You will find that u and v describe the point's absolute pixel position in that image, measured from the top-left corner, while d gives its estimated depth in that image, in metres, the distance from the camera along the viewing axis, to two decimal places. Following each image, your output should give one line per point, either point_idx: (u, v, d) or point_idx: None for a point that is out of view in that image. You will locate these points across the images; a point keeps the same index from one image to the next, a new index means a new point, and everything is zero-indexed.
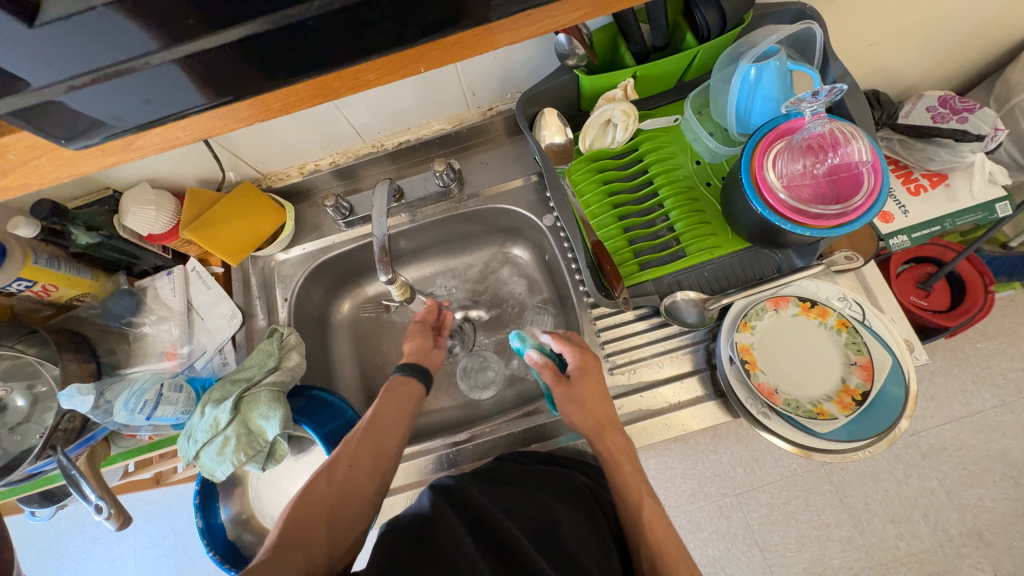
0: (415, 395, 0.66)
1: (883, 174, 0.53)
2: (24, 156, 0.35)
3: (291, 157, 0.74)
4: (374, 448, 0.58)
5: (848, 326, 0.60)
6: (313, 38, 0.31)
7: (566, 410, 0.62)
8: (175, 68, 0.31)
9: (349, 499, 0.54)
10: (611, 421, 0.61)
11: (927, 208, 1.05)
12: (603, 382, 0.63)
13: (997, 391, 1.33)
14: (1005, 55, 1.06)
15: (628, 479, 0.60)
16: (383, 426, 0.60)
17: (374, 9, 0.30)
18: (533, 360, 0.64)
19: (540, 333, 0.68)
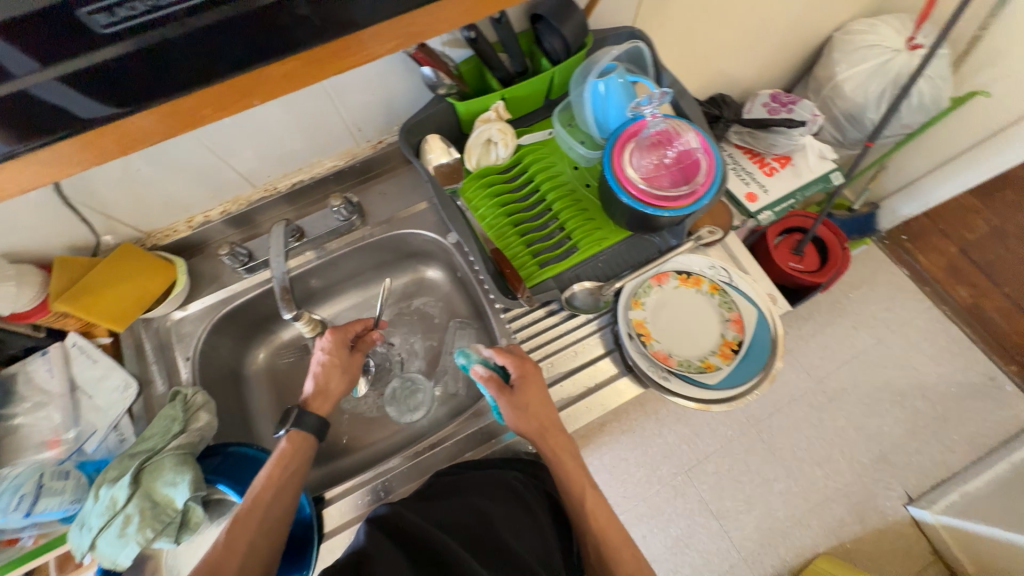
0: (303, 456, 0.61)
1: (713, 154, 0.64)
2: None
3: (176, 212, 0.72)
4: (260, 532, 0.53)
5: (719, 289, 0.69)
6: (156, 67, 0.34)
7: (513, 418, 0.64)
8: (5, 105, 0.33)
9: None
10: (553, 424, 0.64)
11: (781, 185, 1.24)
12: (545, 387, 0.66)
13: (872, 331, 1.56)
14: (811, 56, 1.30)
15: (565, 472, 0.63)
16: (259, 524, 0.54)
17: (173, 46, 0.34)
18: (479, 374, 0.65)
19: (483, 348, 0.69)
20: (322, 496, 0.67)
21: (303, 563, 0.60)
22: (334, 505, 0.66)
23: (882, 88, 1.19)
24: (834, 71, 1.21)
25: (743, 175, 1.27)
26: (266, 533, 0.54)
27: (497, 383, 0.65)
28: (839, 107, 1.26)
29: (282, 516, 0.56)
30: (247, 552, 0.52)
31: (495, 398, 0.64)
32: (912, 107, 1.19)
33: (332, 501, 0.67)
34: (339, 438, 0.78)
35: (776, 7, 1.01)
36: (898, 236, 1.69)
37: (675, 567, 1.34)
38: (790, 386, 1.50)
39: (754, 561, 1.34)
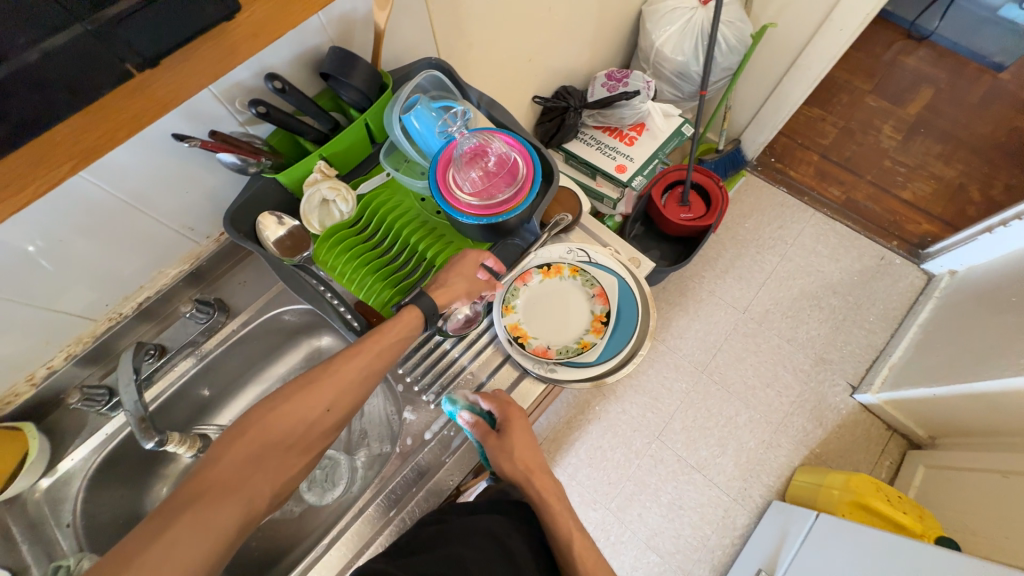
0: (410, 327, 0.59)
1: (526, 149, 0.68)
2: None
3: (8, 375, 0.65)
4: (345, 385, 0.54)
5: (580, 269, 0.73)
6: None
7: (499, 462, 0.65)
8: None
9: (302, 434, 0.51)
10: (538, 465, 0.68)
11: (643, 151, 1.34)
12: (529, 432, 0.68)
13: (775, 250, 1.68)
14: (631, 31, 1.41)
15: (551, 514, 0.65)
16: (363, 367, 0.55)
17: None
18: (464, 422, 0.64)
19: (468, 392, 0.68)
20: None
21: None
22: None
23: (693, 43, 1.31)
24: (651, 38, 1.32)
25: (607, 152, 1.35)
26: (366, 375, 0.56)
27: (483, 429, 0.66)
28: (668, 68, 1.36)
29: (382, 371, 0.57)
30: (317, 417, 0.52)
31: (483, 444, 0.64)
32: (724, 51, 1.32)
33: None
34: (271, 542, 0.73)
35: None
36: (768, 159, 1.84)
37: (677, 532, 1.35)
38: (722, 323, 1.59)
39: (744, 497, 1.38)
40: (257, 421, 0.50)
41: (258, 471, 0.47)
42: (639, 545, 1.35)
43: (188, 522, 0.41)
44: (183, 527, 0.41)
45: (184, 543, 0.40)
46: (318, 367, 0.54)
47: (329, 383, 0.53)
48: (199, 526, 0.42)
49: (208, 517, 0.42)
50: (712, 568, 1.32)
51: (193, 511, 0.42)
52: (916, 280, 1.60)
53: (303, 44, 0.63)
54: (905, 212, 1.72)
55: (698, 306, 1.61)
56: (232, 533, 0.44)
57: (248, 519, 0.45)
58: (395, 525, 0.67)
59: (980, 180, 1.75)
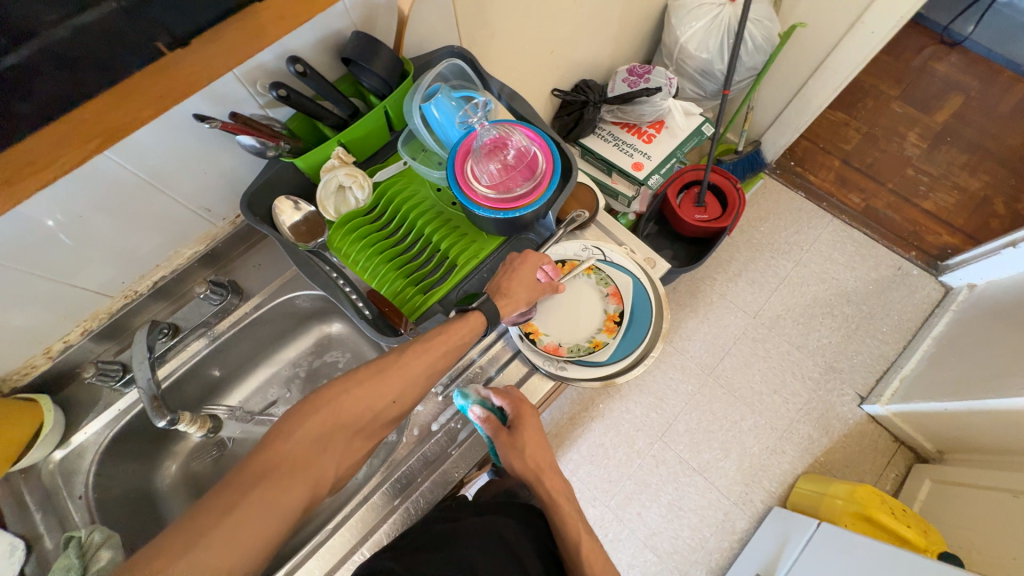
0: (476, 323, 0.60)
1: (548, 144, 0.67)
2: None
3: (25, 347, 0.65)
4: (409, 375, 0.55)
5: (594, 267, 0.71)
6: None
7: (509, 460, 0.66)
8: None
9: (367, 419, 0.52)
10: (548, 464, 0.68)
11: (661, 149, 1.32)
12: (539, 429, 0.68)
13: (790, 256, 1.65)
14: (655, 25, 1.38)
15: (560, 513, 0.68)
16: (428, 365, 0.57)
17: None
18: (476, 417, 0.65)
19: (481, 388, 0.69)
20: None
21: None
22: None
23: (719, 40, 1.27)
24: (675, 34, 1.29)
25: (625, 149, 1.33)
26: (429, 373, 0.57)
27: (494, 424, 0.67)
28: (691, 65, 1.34)
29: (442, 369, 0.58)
30: (383, 404, 0.54)
31: (495, 439, 0.65)
32: (750, 50, 1.29)
33: None
34: None
35: None
36: (787, 163, 1.81)
37: (676, 533, 1.35)
38: (732, 327, 1.57)
39: (745, 502, 1.38)
40: (329, 400, 0.51)
41: (326, 452, 0.48)
42: (637, 543, 1.35)
43: (256, 500, 0.42)
44: (257, 500, 0.43)
45: (246, 525, 0.41)
46: (388, 358, 0.56)
47: (396, 376, 0.54)
48: (271, 501, 0.43)
49: (274, 498, 0.43)
50: (709, 571, 1.32)
51: (266, 484, 0.44)
52: (933, 292, 1.57)
53: (327, 28, 0.62)
54: (926, 223, 1.69)
55: (708, 309, 1.60)
56: (297, 511, 0.45)
57: (312, 498, 0.46)
58: (399, 513, 0.67)
59: (1005, 193, 1.71)
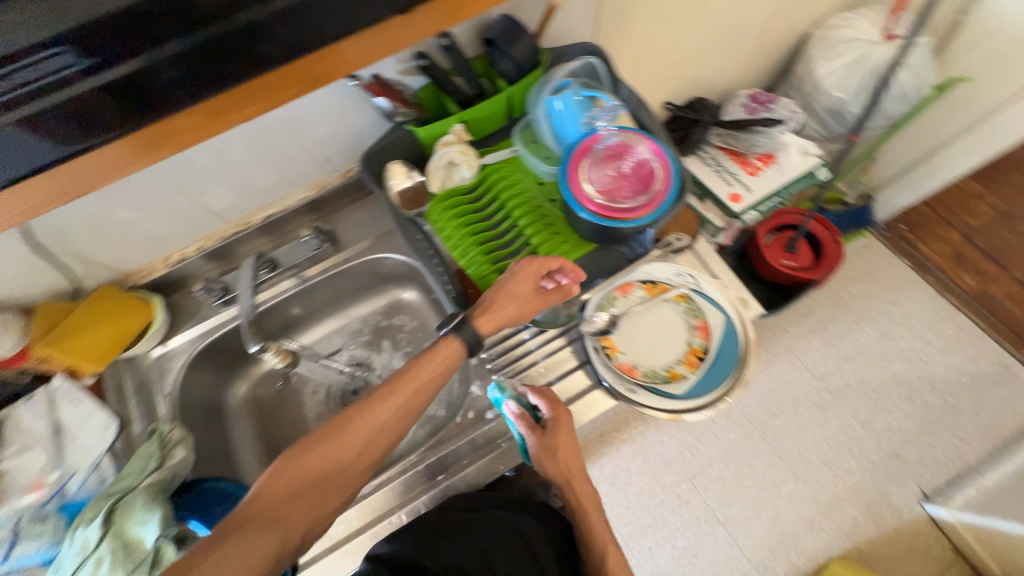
0: (444, 373, 0.61)
1: (670, 162, 0.64)
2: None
3: (152, 251, 0.73)
4: (371, 428, 0.57)
5: (685, 296, 0.69)
6: (20, 133, 0.39)
7: (541, 462, 0.65)
8: None
9: (333, 472, 0.54)
10: (577, 469, 0.68)
11: (766, 184, 1.23)
12: (573, 434, 0.67)
13: (877, 325, 1.51)
14: (790, 52, 1.29)
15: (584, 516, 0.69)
16: (394, 412, 0.58)
17: (103, 99, 0.40)
18: (511, 413, 0.64)
19: (517, 384, 0.68)
20: None
21: None
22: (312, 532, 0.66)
23: (861, 81, 1.18)
24: (813, 66, 1.20)
25: (726, 177, 1.25)
26: (398, 419, 0.58)
27: (528, 423, 0.66)
28: (821, 102, 1.24)
29: (411, 416, 0.59)
30: (351, 454, 0.55)
31: (527, 439, 0.64)
32: (896, 97, 1.17)
33: None
34: None
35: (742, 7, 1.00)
36: (898, 226, 1.65)
37: None
38: (791, 385, 1.47)
39: (765, 568, 1.30)
40: (299, 456, 0.53)
41: (295, 505, 0.51)
42: None
43: (223, 554, 0.44)
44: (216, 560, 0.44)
45: None
46: (350, 412, 0.57)
47: (359, 425, 0.56)
48: (239, 553, 0.45)
49: (245, 550, 0.45)
50: None
51: (229, 540, 0.46)
52: None
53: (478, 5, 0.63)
54: None
55: (770, 360, 1.50)
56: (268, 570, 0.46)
57: (285, 554, 0.48)
58: (440, 489, 0.69)
59: None
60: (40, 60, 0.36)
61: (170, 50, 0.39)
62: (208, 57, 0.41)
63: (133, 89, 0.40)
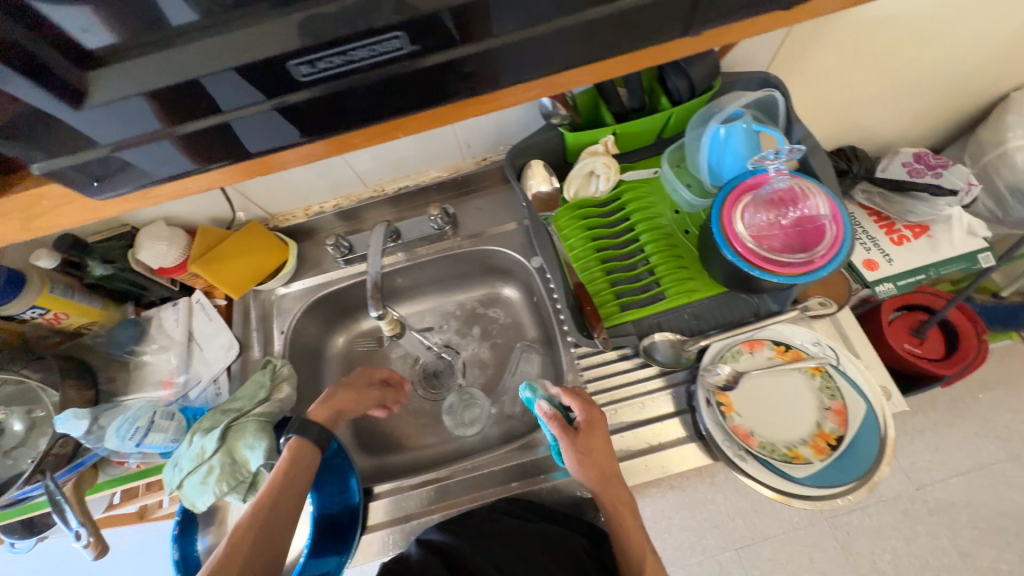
0: (303, 471, 0.57)
1: (845, 226, 0.58)
2: (56, 203, 0.39)
3: (298, 200, 0.79)
4: (271, 525, 0.53)
5: (822, 370, 0.62)
6: (265, 120, 0.35)
7: (573, 465, 0.59)
8: (211, 130, 0.35)
9: (245, 574, 0.49)
10: (615, 474, 0.60)
11: (912, 258, 1.08)
12: (608, 438, 0.62)
13: (1003, 444, 1.28)
14: (975, 116, 1.13)
15: (623, 530, 0.59)
16: (289, 506, 0.54)
17: (368, 93, 0.35)
18: (542, 412, 0.61)
19: (550, 385, 0.65)
20: (371, 488, 0.68)
21: (343, 547, 0.60)
22: (382, 500, 0.67)
23: None
24: (1005, 135, 1.03)
25: (865, 240, 1.11)
26: (293, 509, 0.55)
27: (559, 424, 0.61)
28: (1004, 179, 1.07)
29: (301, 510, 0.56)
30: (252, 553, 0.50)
31: (558, 440, 0.60)
32: None
33: (379, 496, 0.68)
34: (393, 431, 0.82)
35: (939, 60, 0.90)
36: None
37: None
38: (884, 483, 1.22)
39: None
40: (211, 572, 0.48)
41: None
42: None
43: None
44: None
45: None
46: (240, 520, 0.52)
47: (257, 520, 0.52)
48: None
49: None
50: None
51: None
52: None
53: None
54: None
55: None
56: None
57: None
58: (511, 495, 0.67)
59: None
60: (375, 43, 0.31)
61: (429, 63, 0.34)
62: (518, 54, 0.35)
63: (371, 94, 0.35)
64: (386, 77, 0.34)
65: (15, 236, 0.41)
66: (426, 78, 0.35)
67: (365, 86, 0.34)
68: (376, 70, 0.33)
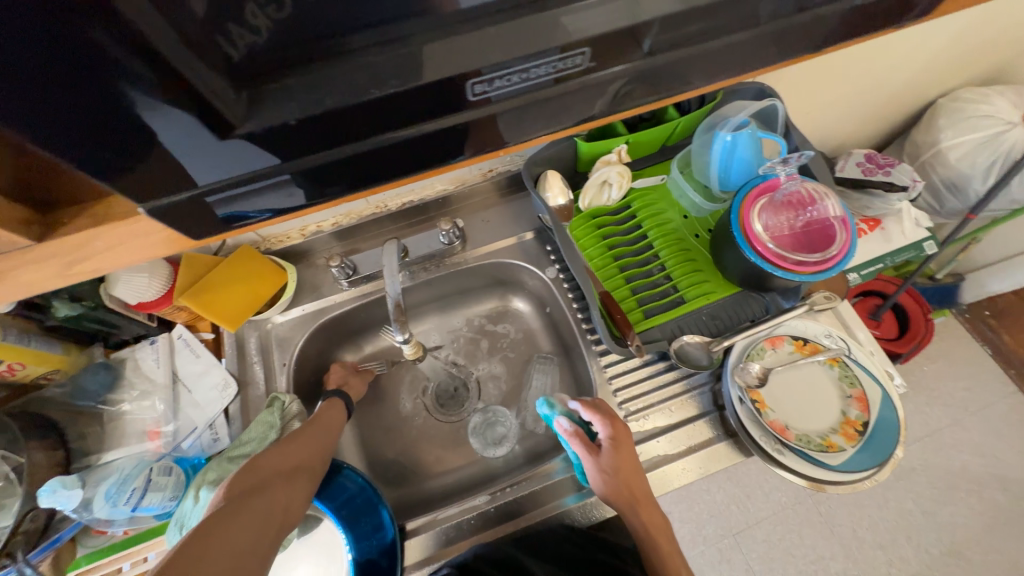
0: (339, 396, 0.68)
1: (851, 228, 0.61)
2: (111, 242, 0.35)
3: (293, 221, 0.73)
4: (315, 427, 0.62)
5: (839, 361, 0.66)
6: (249, 184, 0.34)
7: (598, 483, 0.57)
8: (183, 204, 0.33)
9: (297, 457, 0.57)
10: (644, 494, 0.57)
11: (869, 249, 1.19)
12: (635, 455, 0.59)
13: (949, 410, 1.40)
14: (911, 119, 1.26)
15: (655, 551, 0.56)
16: (327, 418, 0.64)
17: (387, 151, 0.35)
18: (563, 428, 0.60)
19: (569, 400, 0.64)
20: (404, 525, 0.64)
21: None
22: (417, 537, 0.63)
23: (992, 160, 1.12)
24: (938, 136, 1.15)
25: None
26: (330, 423, 0.64)
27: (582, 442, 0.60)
28: (940, 174, 1.19)
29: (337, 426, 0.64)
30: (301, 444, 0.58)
31: (582, 456, 0.58)
32: None
33: (413, 533, 0.63)
34: (408, 460, 0.77)
35: (887, 70, 0.99)
36: (982, 309, 1.54)
37: None
38: None
39: None
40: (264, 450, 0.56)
41: (270, 485, 0.52)
42: None
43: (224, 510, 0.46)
44: (219, 516, 0.46)
45: (233, 530, 0.45)
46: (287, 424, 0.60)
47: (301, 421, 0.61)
48: (238, 514, 0.47)
49: (239, 513, 0.47)
50: None
51: (224, 507, 0.47)
52: None
53: None
54: None
55: None
56: (263, 532, 0.47)
57: (275, 525, 0.49)
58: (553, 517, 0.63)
59: None
60: (566, 56, 0.32)
61: (419, 132, 0.34)
62: (561, 103, 0.36)
63: (390, 153, 0.35)
64: (375, 148, 0.34)
65: (50, 280, 0.34)
66: (436, 135, 0.35)
67: (376, 150, 0.35)
68: (361, 141, 0.33)
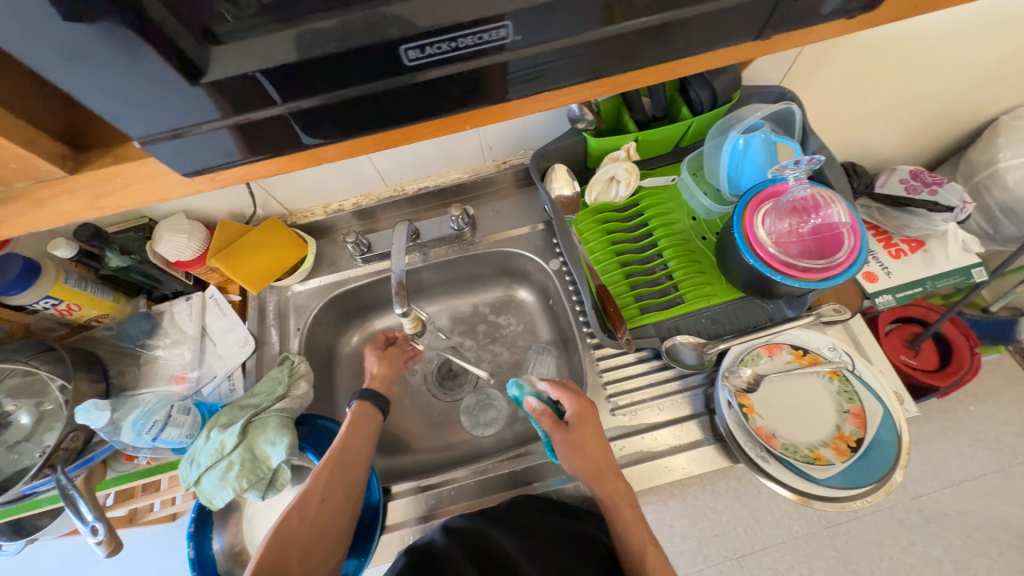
0: (370, 426, 0.64)
1: (861, 235, 0.60)
2: (128, 180, 0.38)
3: (317, 197, 0.79)
4: (341, 477, 0.58)
5: (839, 374, 0.64)
6: (291, 117, 0.33)
7: (565, 460, 0.59)
8: (259, 122, 0.33)
9: (322, 526, 0.54)
10: (609, 466, 0.59)
11: (908, 270, 1.11)
12: (600, 430, 0.61)
13: (994, 455, 1.28)
14: (966, 137, 1.17)
15: (621, 523, 0.57)
16: (355, 461, 0.60)
17: (361, 107, 0.34)
18: (531, 408, 0.62)
19: (538, 380, 0.67)
20: (390, 488, 0.68)
21: (364, 549, 0.61)
22: (400, 500, 0.66)
23: None
24: (995, 154, 1.07)
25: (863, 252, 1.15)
26: (358, 464, 0.60)
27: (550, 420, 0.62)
28: (996, 197, 1.10)
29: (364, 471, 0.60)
30: (323, 505, 0.55)
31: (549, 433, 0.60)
32: None
33: (399, 496, 0.67)
34: (403, 432, 0.81)
35: (937, 81, 0.93)
36: None
37: None
38: None
39: None
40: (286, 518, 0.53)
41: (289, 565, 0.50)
42: None
43: None
44: None
45: None
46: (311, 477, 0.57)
47: (323, 475, 0.57)
48: None
49: None
50: None
51: None
52: None
53: None
54: None
55: None
56: None
57: None
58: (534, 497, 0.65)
59: None
60: (483, 31, 0.31)
61: (410, 81, 0.33)
62: (555, 66, 0.34)
63: (390, 102, 0.34)
64: (369, 92, 0.33)
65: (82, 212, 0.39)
66: (439, 86, 0.34)
67: (364, 96, 0.33)
68: (314, 94, 0.32)
